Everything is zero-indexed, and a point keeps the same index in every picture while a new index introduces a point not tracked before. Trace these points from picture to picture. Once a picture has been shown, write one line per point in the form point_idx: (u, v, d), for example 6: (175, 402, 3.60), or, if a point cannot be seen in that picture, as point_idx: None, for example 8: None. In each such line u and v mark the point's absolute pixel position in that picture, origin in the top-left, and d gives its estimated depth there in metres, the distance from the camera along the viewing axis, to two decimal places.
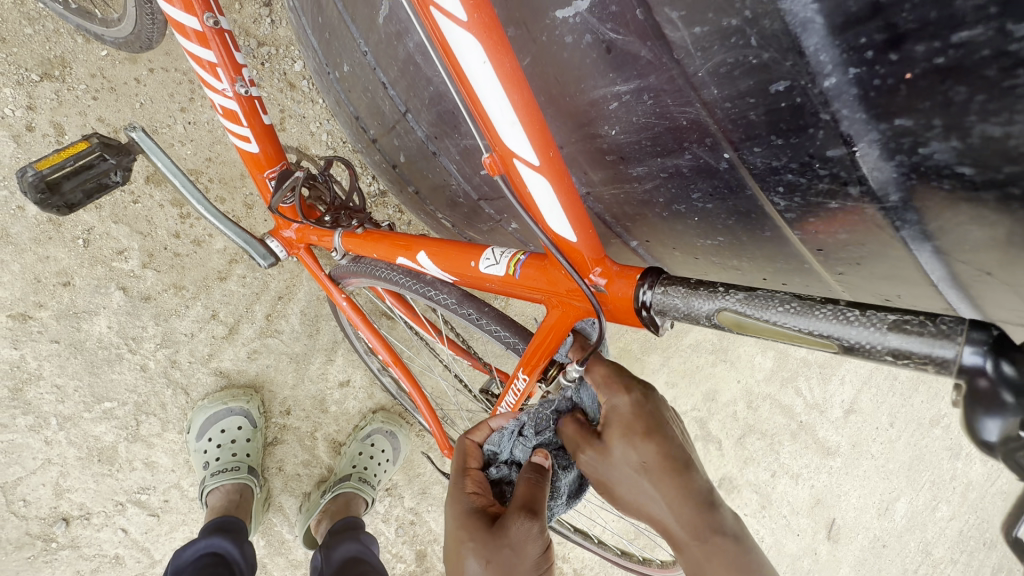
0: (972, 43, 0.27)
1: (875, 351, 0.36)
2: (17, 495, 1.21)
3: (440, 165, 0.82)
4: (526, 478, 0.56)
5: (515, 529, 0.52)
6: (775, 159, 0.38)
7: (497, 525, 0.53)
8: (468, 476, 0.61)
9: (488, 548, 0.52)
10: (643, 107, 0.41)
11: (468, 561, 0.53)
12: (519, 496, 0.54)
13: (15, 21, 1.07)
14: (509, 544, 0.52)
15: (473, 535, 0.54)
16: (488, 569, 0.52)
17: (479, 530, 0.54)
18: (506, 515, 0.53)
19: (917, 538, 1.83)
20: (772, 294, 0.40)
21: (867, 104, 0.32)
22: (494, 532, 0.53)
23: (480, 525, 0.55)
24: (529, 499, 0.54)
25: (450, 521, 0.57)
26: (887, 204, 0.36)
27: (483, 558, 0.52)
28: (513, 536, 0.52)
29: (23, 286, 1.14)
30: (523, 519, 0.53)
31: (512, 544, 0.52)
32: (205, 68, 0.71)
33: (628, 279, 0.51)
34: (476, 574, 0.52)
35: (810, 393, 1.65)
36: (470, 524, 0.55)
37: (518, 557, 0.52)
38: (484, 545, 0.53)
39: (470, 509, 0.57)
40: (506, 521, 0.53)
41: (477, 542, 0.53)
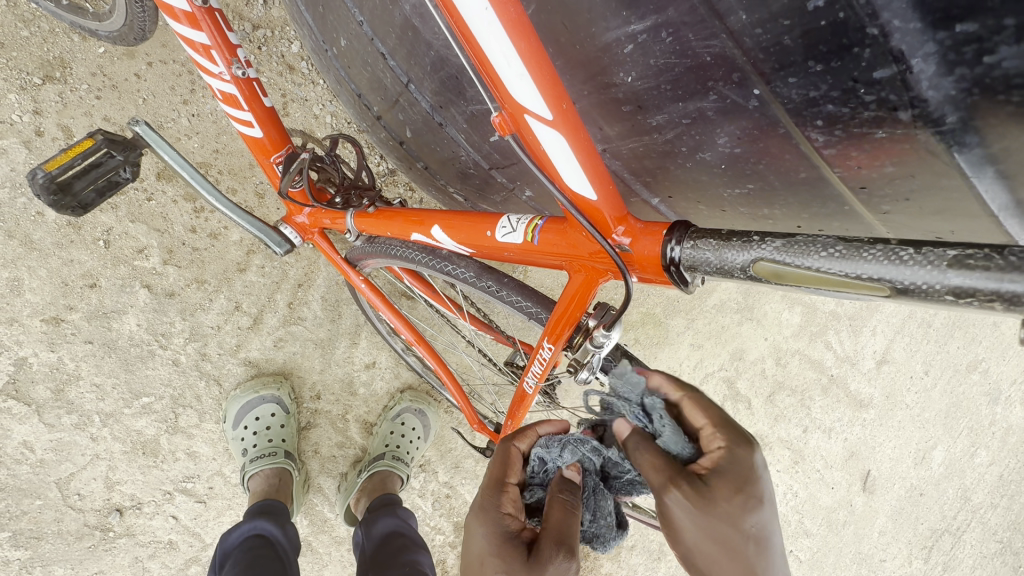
0: None
1: (933, 291, 0.32)
2: (72, 490, 1.27)
3: (447, 136, 0.79)
4: (559, 503, 0.49)
5: (550, 567, 0.46)
6: (813, 88, 0.35)
7: (535, 557, 0.46)
8: (505, 492, 0.52)
9: None
10: (660, 45, 0.38)
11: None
12: (551, 526, 0.47)
13: (11, 25, 1.07)
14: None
15: (510, 569, 0.47)
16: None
17: (515, 564, 0.47)
18: (538, 547, 0.47)
19: (956, 485, 1.79)
20: (813, 239, 0.37)
21: (922, 11, 0.29)
22: (529, 565, 0.46)
23: (517, 553, 0.47)
24: (566, 533, 0.47)
25: (479, 546, 0.49)
26: (944, 128, 0.33)
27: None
28: None
29: (52, 290, 1.17)
30: (557, 555, 0.46)
31: None
32: (199, 52, 0.68)
33: (653, 235, 0.48)
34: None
35: (841, 345, 1.61)
36: (506, 556, 0.48)
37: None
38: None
39: (505, 534, 0.49)
40: (545, 558, 0.46)
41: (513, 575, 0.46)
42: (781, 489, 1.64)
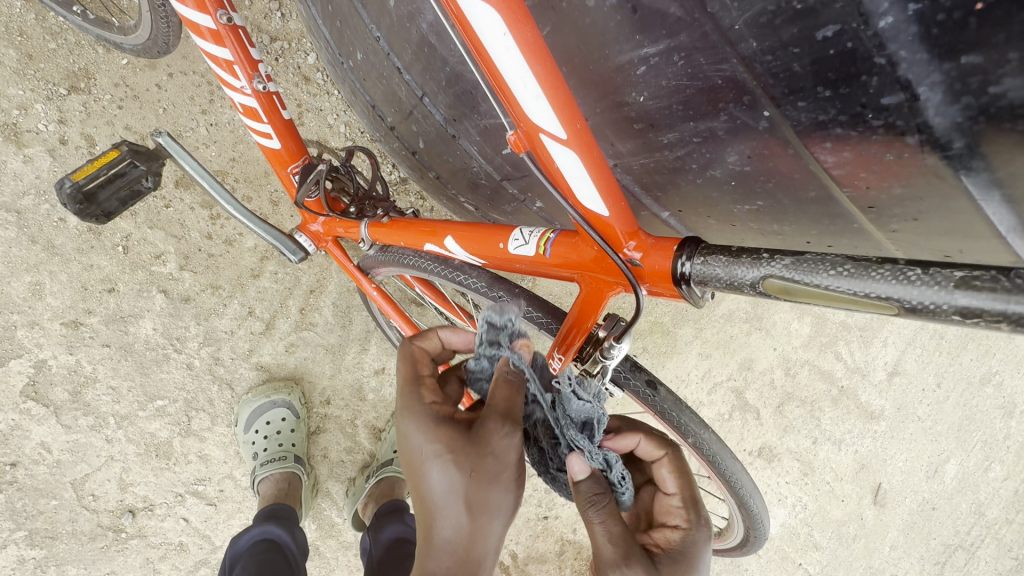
0: None
1: (940, 311, 0.33)
2: (87, 491, 1.29)
3: (460, 148, 0.81)
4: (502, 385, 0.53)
5: (493, 439, 0.50)
6: (822, 112, 0.35)
7: (475, 432, 0.51)
8: (426, 389, 0.56)
9: (463, 461, 0.50)
10: (673, 68, 0.39)
11: (436, 474, 0.50)
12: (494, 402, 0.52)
13: (40, 38, 1.10)
14: (492, 455, 0.50)
15: (450, 448, 0.50)
16: (466, 484, 0.49)
17: (457, 442, 0.50)
18: (481, 423, 0.51)
19: (969, 499, 1.77)
20: (822, 257, 0.38)
21: (929, 42, 0.30)
22: (472, 442, 0.50)
23: (457, 435, 0.51)
24: (510, 408, 0.52)
25: (417, 442, 0.52)
26: (951, 152, 0.33)
27: (467, 474, 0.49)
28: (493, 447, 0.50)
29: (72, 294, 1.20)
30: (500, 426, 0.50)
31: (494, 454, 0.50)
32: (223, 67, 0.71)
33: (664, 251, 0.49)
34: (445, 495, 0.50)
35: (851, 357, 1.60)
36: (446, 440, 0.51)
37: (501, 468, 0.50)
38: (461, 456, 0.50)
39: (439, 420, 0.53)
40: (487, 429, 0.50)
41: (457, 456, 0.50)
42: (791, 501, 1.63)
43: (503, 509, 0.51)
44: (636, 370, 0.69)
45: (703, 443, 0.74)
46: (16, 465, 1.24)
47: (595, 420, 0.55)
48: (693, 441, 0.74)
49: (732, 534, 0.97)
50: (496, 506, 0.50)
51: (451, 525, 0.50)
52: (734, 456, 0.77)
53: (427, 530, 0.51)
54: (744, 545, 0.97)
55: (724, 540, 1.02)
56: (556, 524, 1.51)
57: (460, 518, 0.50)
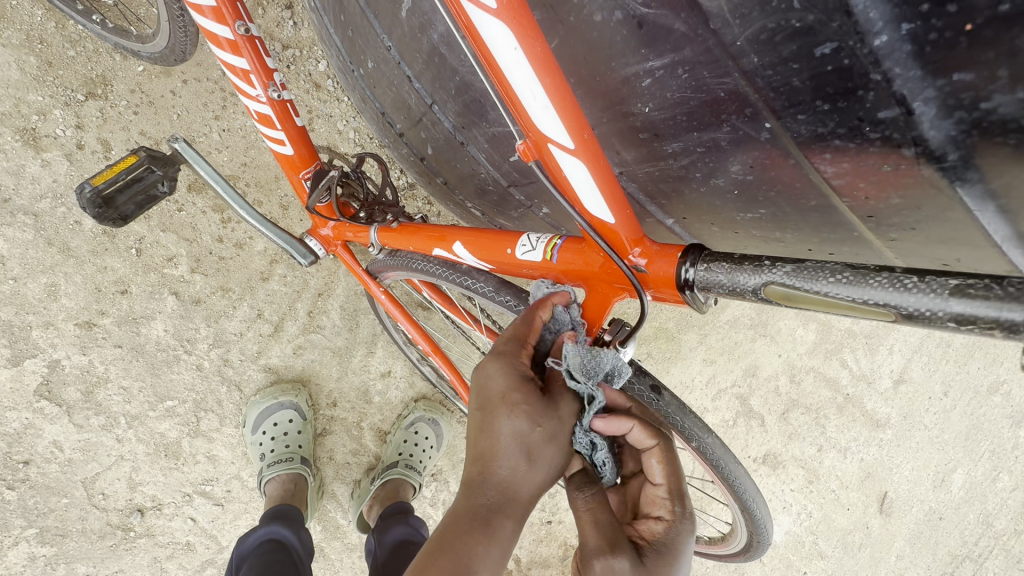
0: None
1: (936, 318, 0.34)
2: (97, 489, 1.31)
3: (468, 155, 0.82)
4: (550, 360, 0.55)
5: (564, 405, 0.52)
6: (821, 125, 0.37)
7: (551, 394, 0.52)
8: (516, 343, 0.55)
9: (539, 416, 0.50)
10: (677, 81, 0.40)
11: (510, 419, 0.50)
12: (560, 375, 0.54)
13: (60, 45, 1.13)
14: (561, 419, 0.51)
15: (527, 398, 0.51)
16: (533, 435, 0.50)
17: (533, 396, 0.51)
18: (558, 389, 0.53)
19: (977, 510, 1.75)
20: (822, 265, 0.39)
21: (922, 60, 0.31)
22: (548, 401, 0.51)
23: (534, 391, 0.52)
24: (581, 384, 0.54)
25: (498, 382, 0.52)
26: (946, 164, 0.35)
27: (535, 427, 0.50)
28: (563, 411, 0.52)
29: (86, 295, 1.22)
30: (574, 397, 0.53)
31: (562, 417, 0.51)
32: (239, 75, 0.73)
33: (669, 258, 0.50)
34: (510, 438, 0.50)
35: (857, 364, 1.60)
36: (523, 389, 0.51)
37: (563, 432, 0.51)
38: (536, 408, 0.51)
39: (520, 374, 0.53)
40: (561, 395, 0.52)
41: (532, 407, 0.51)
42: (795, 509, 1.63)
43: (551, 473, 0.51)
44: (640, 374, 0.70)
45: (706, 447, 0.74)
46: (29, 463, 1.26)
47: (588, 396, 0.52)
48: (697, 444, 0.74)
49: (735, 539, 0.97)
50: (548, 466, 0.51)
51: (508, 468, 0.49)
52: (738, 460, 0.78)
53: (483, 466, 0.50)
54: (748, 551, 0.97)
55: (728, 546, 1.02)
56: (560, 529, 1.51)
57: (516, 462, 0.50)
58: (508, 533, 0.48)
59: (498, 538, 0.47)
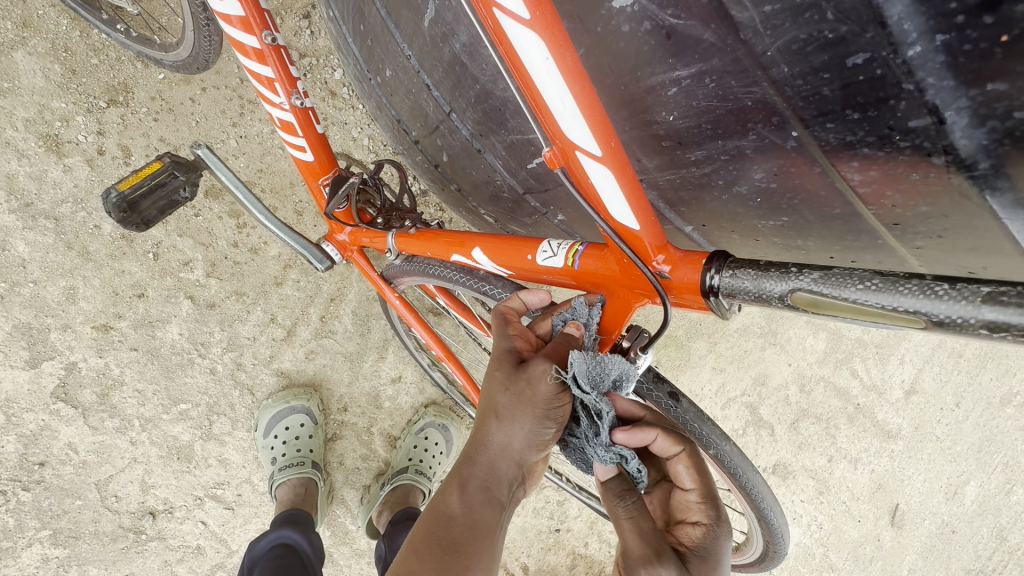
0: None
1: (967, 325, 0.34)
2: (110, 492, 1.32)
3: (484, 162, 0.83)
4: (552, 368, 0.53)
5: (536, 370, 0.53)
6: (850, 134, 0.37)
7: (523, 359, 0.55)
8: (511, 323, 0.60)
9: (508, 381, 0.54)
10: (704, 90, 0.40)
11: (488, 385, 0.56)
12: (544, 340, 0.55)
13: (84, 53, 1.16)
14: (530, 381, 0.53)
15: (500, 366, 0.56)
16: (504, 399, 0.54)
17: (508, 366, 0.55)
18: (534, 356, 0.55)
19: (990, 523, 1.73)
20: (850, 272, 0.39)
21: (955, 70, 0.31)
22: (520, 368, 0.55)
23: (512, 360, 0.56)
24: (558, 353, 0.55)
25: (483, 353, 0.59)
26: (977, 173, 0.35)
27: (507, 392, 0.54)
28: (532, 375, 0.53)
29: (104, 298, 1.24)
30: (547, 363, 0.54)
31: (532, 381, 0.53)
32: (264, 84, 0.74)
33: (693, 264, 0.50)
34: (487, 403, 0.55)
35: (868, 374, 1.59)
36: (498, 359, 0.56)
37: (535, 397, 0.53)
38: (508, 376, 0.55)
39: (506, 348, 0.57)
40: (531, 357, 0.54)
41: (505, 374, 0.55)
42: (806, 520, 1.61)
43: (532, 435, 0.54)
44: (658, 381, 0.70)
45: (724, 455, 0.74)
46: (44, 465, 1.27)
47: (599, 409, 0.53)
48: (714, 452, 0.74)
49: (750, 549, 0.97)
50: (525, 428, 0.54)
51: (488, 432, 0.55)
52: (755, 469, 0.77)
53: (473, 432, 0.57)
54: (763, 561, 0.96)
55: (742, 555, 1.02)
56: (569, 537, 1.50)
57: (492, 425, 0.55)
58: (491, 488, 0.54)
59: (475, 493, 0.54)
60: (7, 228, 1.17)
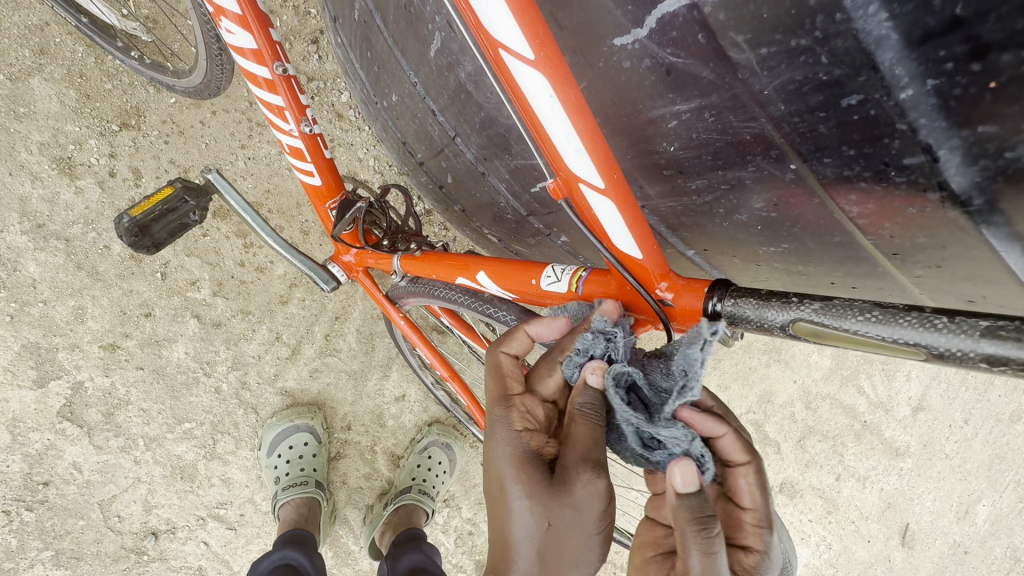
0: None
1: (967, 357, 0.35)
2: (113, 512, 1.31)
3: (488, 185, 0.84)
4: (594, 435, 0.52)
5: (572, 483, 0.52)
6: (847, 168, 0.38)
7: (559, 476, 0.52)
8: (518, 413, 0.57)
9: (544, 500, 0.52)
10: (703, 123, 0.41)
11: (519, 510, 0.53)
12: (581, 441, 0.52)
13: (98, 78, 1.19)
14: (573, 502, 0.52)
15: (532, 490, 0.53)
16: (544, 526, 0.52)
17: (540, 481, 0.53)
18: (565, 466, 0.52)
19: (1004, 544, 1.70)
20: (850, 303, 0.40)
21: (946, 112, 0.32)
22: (555, 485, 0.52)
23: (540, 473, 0.53)
24: (588, 452, 0.52)
25: (502, 471, 0.54)
26: (972, 208, 0.36)
27: (544, 513, 0.52)
28: (572, 491, 0.52)
29: (111, 318, 1.25)
30: (584, 473, 0.52)
31: (574, 496, 0.52)
32: (274, 112, 0.76)
33: (695, 292, 0.51)
34: (524, 527, 0.53)
35: (874, 391, 1.57)
36: (527, 479, 0.53)
37: (579, 509, 0.52)
38: (543, 497, 0.52)
39: (526, 455, 0.55)
40: (570, 476, 0.52)
41: (538, 493, 0.53)
42: (814, 540, 1.59)
43: (578, 545, 0.54)
44: None
45: None
46: (48, 484, 1.27)
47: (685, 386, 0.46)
48: None
49: None
50: (571, 541, 0.53)
51: (525, 560, 0.53)
52: (762, 493, 0.77)
53: (501, 557, 0.54)
54: None
55: None
56: None
57: (534, 550, 0.53)
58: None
59: None
60: (19, 249, 1.19)
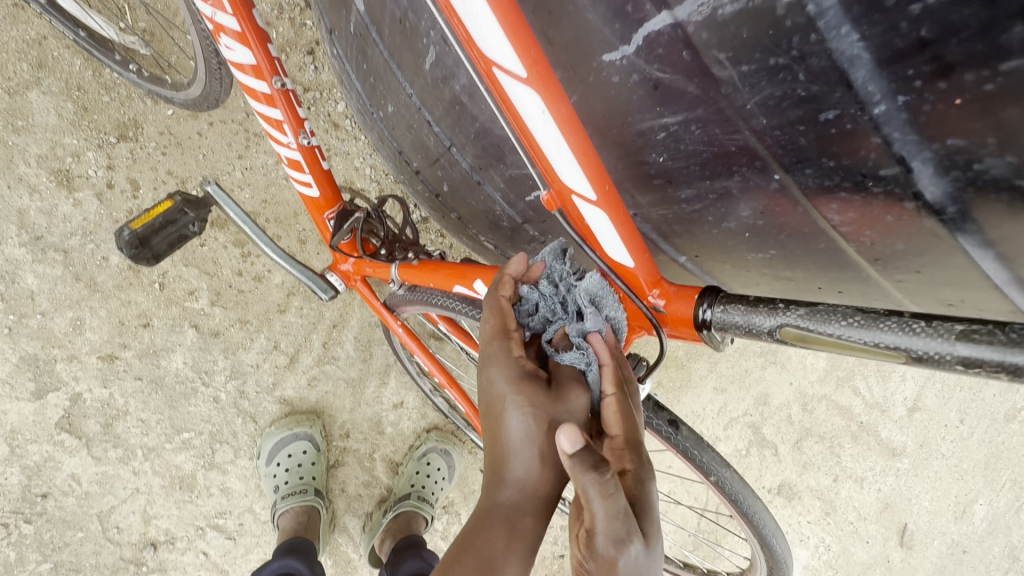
0: (1020, 73, 0.29)
1: (944, 359, 0.36)
2: (111, 523, 1.31)
3: (484, 193, 0.86)
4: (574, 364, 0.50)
5: (572, 397, 0.48)
6: (827, 179, 0.40)
7: (557, 387, 0.49)
8: (508, 336, 0.51)
9: (543, 410, 0.47)
10: (691, 135, 0.43)
11: (513, 419, 0.47)
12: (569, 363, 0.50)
13: (95, 91, 1.20)
14: (572, 413, 0.48)
15: (531, 400, 0.48)
16: (545, 436, 0.47)
17: (537, 392, 0.48)
18: (563, 380, 0.49)
19: (1002, 543, 1.71)
20: (834, 309, 0.41)
21: (918, 127, 0.34)
22: (554, 395, 0.48)
23: (539, 384, 0.49)
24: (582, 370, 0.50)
25: (499, 388, 0.48)
26: (947, 217, 0.37)
27: (538, 419, 0.47)
28: (570, 402, 0.48)
29: (110, 329, 1.25)
30: (580, 388, 0.49)
31: (570, 408, 0.48)
32: (273, 125, 0.77)
33: (686, 299, 0.52)
34: (519, 438, 0.47)
35: (870, 392, 1.59)
36: (525, 390, 0.48)
37: (574, 425, 0.48)
38: (541, 404, 0.47)
39: (519, 372, 0.49)
40: (568, 387, 0.49)
41: (536, 404, 0.48)
42: (813, 541, 1.60)
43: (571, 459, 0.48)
44: (658, 409, 0.71)
45: (724, 481, 0.75)
46: (46, 496, 1.27)
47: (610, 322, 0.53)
48: (715, 478, 0.75)
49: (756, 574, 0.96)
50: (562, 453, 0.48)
51: (518, 470, 0.47)
52: (757, 496, 0.78)
53: (495, 475, 0.47)
54: None
55: None
56: None
57: (530, 465, 0.47)
58: (537, 534, 0.45)
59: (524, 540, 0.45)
60: (17, 261, 1.19)
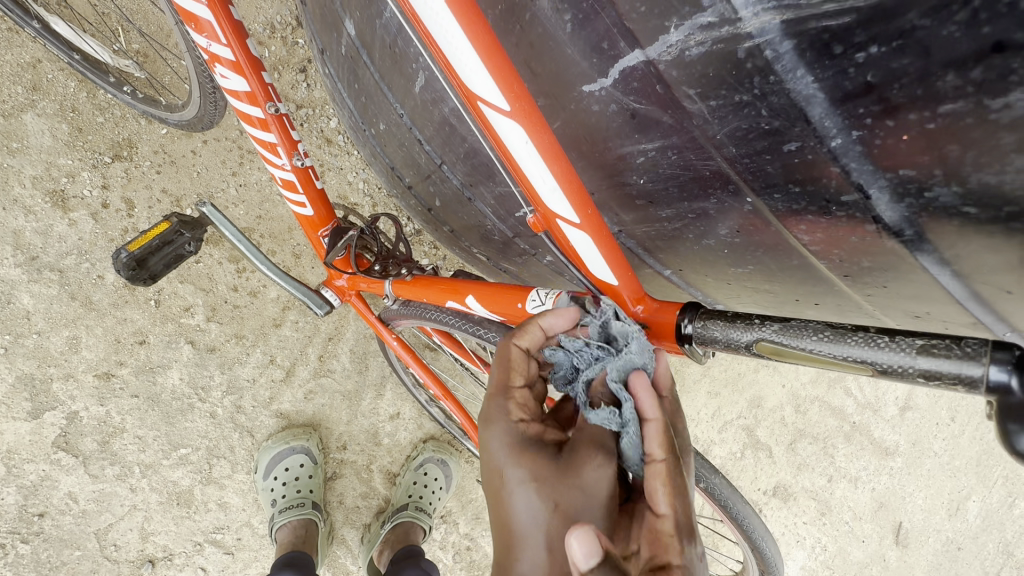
0: (957, 113, 0.32)
1: (907, 372, 0.39)
2: (109, 540, 1.31)
3: (475, 209, 0.88)
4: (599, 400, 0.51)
5: (581, 468, 0.50)
6: (794, 203, 0.42)
7: (565, 456, 0.50)
8: (512, 399, 0.54)
9: (548, 485, 0.49)
10: (668, 160, 0.45)
11: (520, 499, 0.50)
12: (595, 425, 0.51)
13: (90, 112, 1.21)
14: (582, 488, 0.49)
15: (535, 475, 0.50)
16: (553, 516, 0.49)
17: (543, 465, 0.50)
18: (573, 447, 0.50)
19: (995, 538, 1.74)
20: (805, 324, 0.43)
21: (872, 158, 0.36)
22: (562, 467, 0.50)
23: (546, 457, 0.51)
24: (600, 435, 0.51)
25: (500, 460, 0.52)
26: (905, 238, 0.40)
27: (546, 493, 0.49)
28: (580, 476, 0.49)
29: (106, 347, 1.26)
30: (592, 453, 0.50)
31: (582, 482, 0.49)
32: (268, 148, 0.79)
33: (669, 313, 0.55)
34: (526, 519, 0.49)
35: (862, 392, 1.62)
36: (529, 462, 0.51)
37: (586, 496, 0.49)
38: (547, 482, 0.50)
39: (523, 440, 0.52)
40: (580, 457, 0.50)
41: (543, 480, 0.50)
42: (809, 542, 1.62)
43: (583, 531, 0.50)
44: None
45: (713, 488, 0.77)
46: (44, 515, 1.27)
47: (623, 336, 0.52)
48: (704, 485, 0.77)
49: None
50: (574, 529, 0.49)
51: (528, 558, 0.48)
52: (746, 501, 0.80)
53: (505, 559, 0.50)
54: None
55: None
56: None
57: (539, 554, 0.48)
58: None
59: None
60: (13, 282, 1.20)
